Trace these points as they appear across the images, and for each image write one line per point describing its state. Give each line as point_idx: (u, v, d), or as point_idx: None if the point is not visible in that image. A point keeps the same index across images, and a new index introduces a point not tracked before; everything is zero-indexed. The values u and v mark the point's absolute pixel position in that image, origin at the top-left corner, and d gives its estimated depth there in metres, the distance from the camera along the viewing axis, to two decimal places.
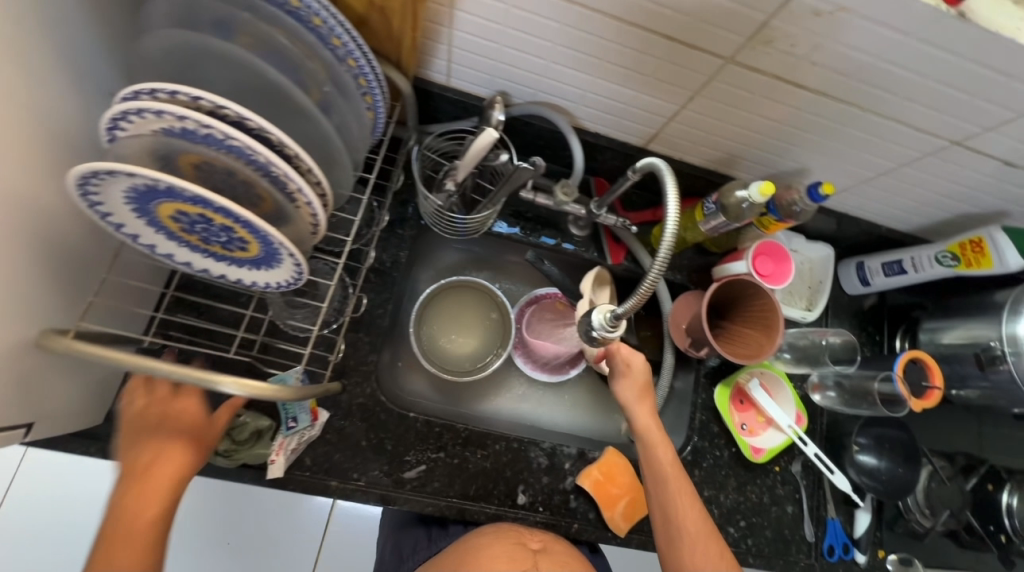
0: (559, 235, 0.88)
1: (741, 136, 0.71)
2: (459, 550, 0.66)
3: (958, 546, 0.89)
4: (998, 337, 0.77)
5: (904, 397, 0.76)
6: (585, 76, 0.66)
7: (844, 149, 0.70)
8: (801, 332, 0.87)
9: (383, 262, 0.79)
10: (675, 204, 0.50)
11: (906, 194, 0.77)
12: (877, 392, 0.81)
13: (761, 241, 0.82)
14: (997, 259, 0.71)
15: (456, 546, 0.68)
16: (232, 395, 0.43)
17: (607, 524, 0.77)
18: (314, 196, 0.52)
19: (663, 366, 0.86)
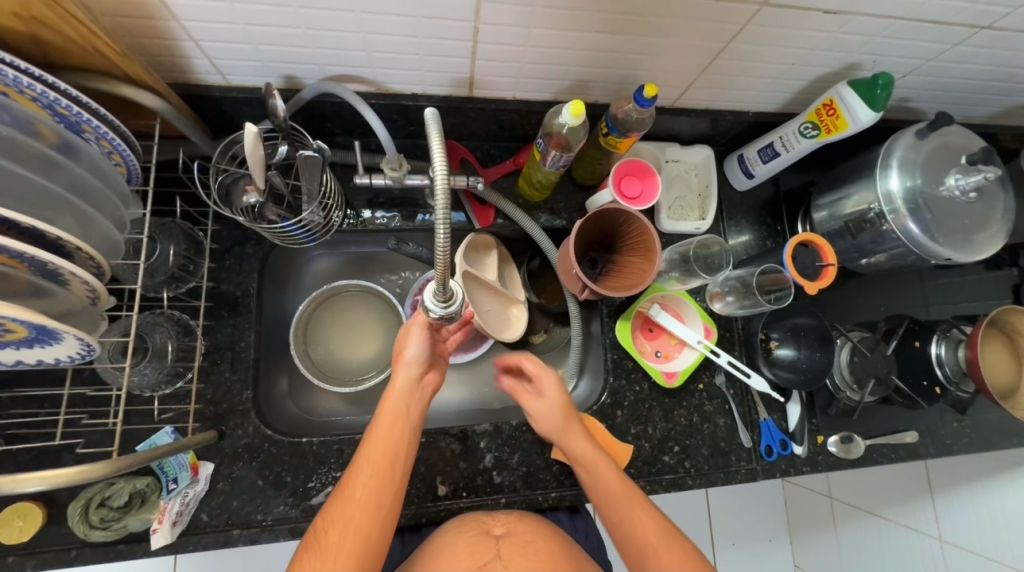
0: (423, 211, 0.82)
1: (556, 57, 0.65)
2: (425, 551, 0.67)
3: (894, 410, 0.90)
4: (875, 198, 0.73)
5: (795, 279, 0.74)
6: (356, 35, 0.58)
7: (663, 42, 0.63)
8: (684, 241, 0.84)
9: (233, 292, 0.73)
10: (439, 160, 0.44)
11: (752, 73, 0.71)
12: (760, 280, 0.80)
13: (622, 162, 0.76)
14: (850, 117, 0.67)
15: (424, 548, 0.68)
16: (44, 490, 0.43)
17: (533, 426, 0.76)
18: (88, 275, 0.50)
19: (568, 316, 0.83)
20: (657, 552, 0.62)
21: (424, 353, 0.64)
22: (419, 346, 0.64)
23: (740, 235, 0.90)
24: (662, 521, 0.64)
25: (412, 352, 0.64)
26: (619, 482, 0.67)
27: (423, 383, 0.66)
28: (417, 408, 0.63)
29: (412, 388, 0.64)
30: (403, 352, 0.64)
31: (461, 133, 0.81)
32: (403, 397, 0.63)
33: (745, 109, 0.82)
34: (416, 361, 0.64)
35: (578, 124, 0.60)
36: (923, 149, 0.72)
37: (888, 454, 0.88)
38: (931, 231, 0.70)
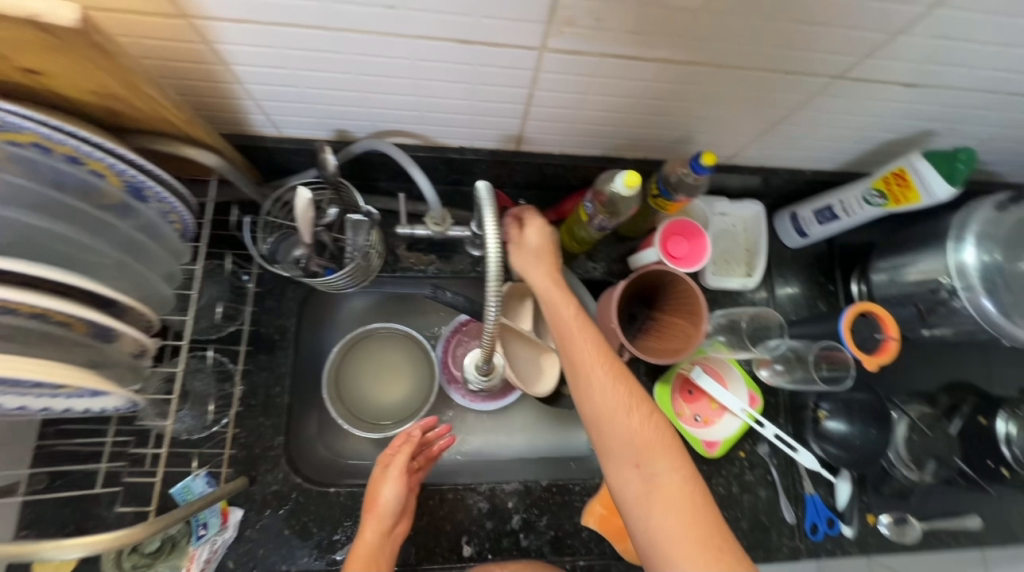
0: (461, 259, 0.82)
1: (610, 119, 0.63)
2: None
3: (956, 492, 0.83)
4: (946, 271, 0.68)
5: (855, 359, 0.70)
6: (410, 97, 0.58)
7: (723, 109, 0.61)
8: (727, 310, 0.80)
9: (272, 336, 0.74)
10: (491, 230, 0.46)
11: (814, 137, 0.68)
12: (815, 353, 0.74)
13: (670, 221, 0.73)
14: (922, 190, 0.63)
15: None
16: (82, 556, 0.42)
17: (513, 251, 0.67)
18: (139, 335, 0.52)
19: None
20: (626, 422, 0.54)
21: (396, 502, 0.62)
22: (395, 490, 0.63)
23: (790, 295, 0.86)
24: (638, 393, 0.56)
25: (385, 498, 0.62)
26: (590, 330, 0.59)
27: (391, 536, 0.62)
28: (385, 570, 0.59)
29: (381, 544, 0.60)
30: (375, 499, 0.62)
31: (504, 183, 0.80)
32: (372, 553, 0.58)
33: (802, 168, 0.78)
34: (388, 509, 0.62)
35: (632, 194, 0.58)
36: (1002, 224, 0.66)
37: (948, 540, 0.81)
38: (1009, 312, 0.64)
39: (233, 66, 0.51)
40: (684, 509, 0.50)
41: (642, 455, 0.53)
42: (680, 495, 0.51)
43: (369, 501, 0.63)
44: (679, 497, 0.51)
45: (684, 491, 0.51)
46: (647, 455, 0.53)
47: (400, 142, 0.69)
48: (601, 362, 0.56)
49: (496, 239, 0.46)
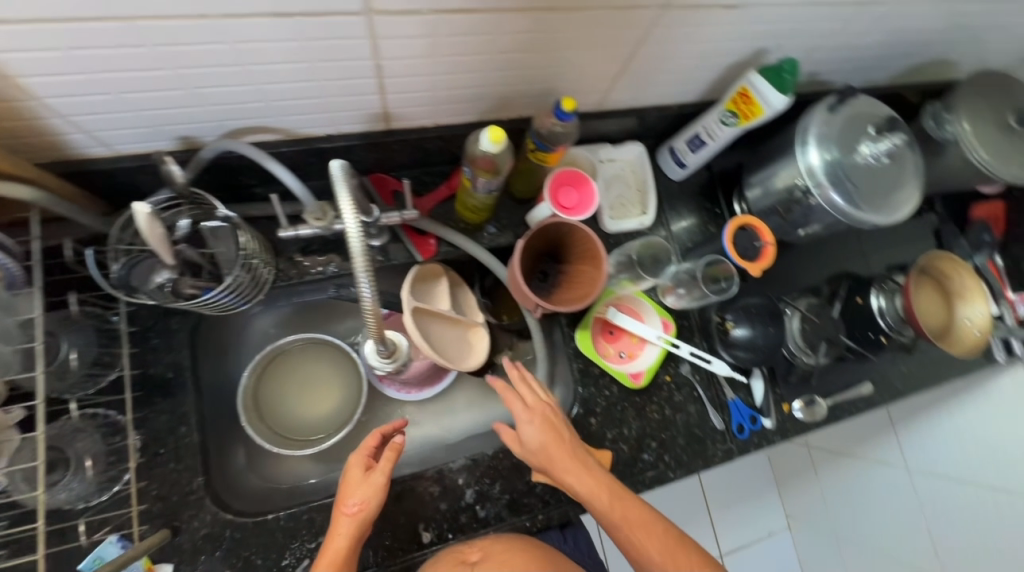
0: (361, 252, 0.78)
1: (470, 80, 0.62)
2: None
3: (848, 366, 0.94)
4: (800, 174, 0.76)
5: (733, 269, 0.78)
6: (247, 87, 0.54)
7: (575, 54, 0.62)
8: (621, 248, 0.85)
9: (166, 375, 0.68)
10: (349, 219, 0.44)
11: (667, 70, 0.71)
12: (702, 273, 0.82)
13: (556, 173, 0.75)
14: (764, 103, 0.68)
15: None
16: None
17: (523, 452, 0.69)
18: None
19: (531, 334, 0.81)
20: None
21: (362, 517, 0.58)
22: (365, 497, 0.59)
23: (684, 224, 0.91)
24: (639, 517, 0.63)
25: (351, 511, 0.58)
26: (602, 488, 0.65)
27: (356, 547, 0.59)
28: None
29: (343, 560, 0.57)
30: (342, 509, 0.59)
31: (388, 166, 0.77)
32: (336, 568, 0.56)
33: (668, 103, 0.82)
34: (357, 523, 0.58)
35: (501, 150, 0.58)
36: (836, 122, 0.75)
37: (849, 408, 0.92)
38: (853, 199, 0.73)
39: (16, 77, 0.44)
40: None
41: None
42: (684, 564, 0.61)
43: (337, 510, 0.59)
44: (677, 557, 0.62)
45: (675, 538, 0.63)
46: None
47: (258, 139, 0.64)
48: (598, 481, 0.65)
49: (355, 219, 0.45)
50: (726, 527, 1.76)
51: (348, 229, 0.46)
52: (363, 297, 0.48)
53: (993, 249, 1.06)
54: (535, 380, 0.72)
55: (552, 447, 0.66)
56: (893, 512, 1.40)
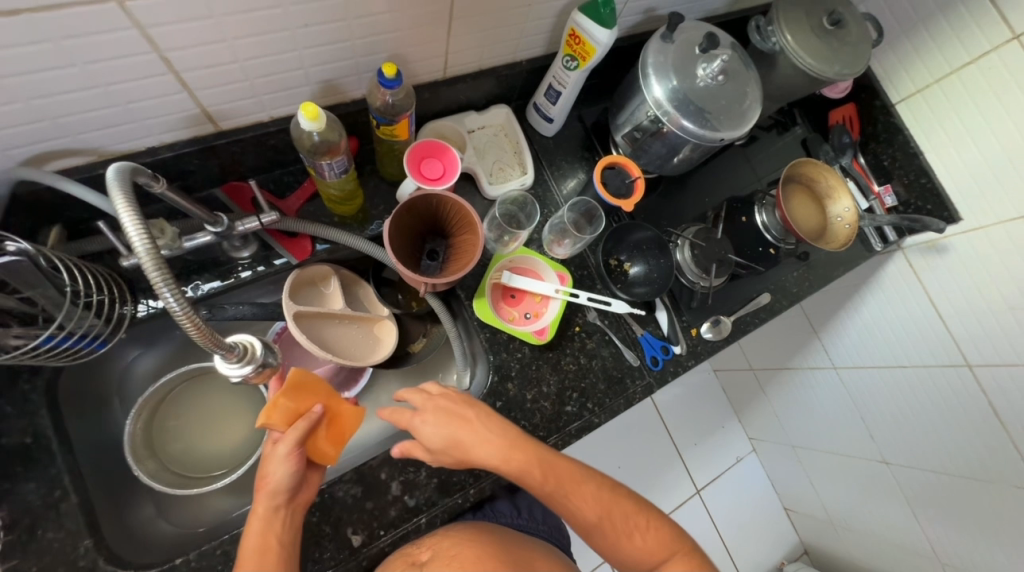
0: (229, 267, 0.74)
1: (283, 64, 0.59)
2: None
3: (745, 281, 1.00)
4: (649, 106, 0.78)
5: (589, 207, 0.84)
6: (16, 105, 0.49)
7: (388, 19, 0.60)
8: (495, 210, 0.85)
9: (21, 441, 0.62)
10: (126, 221, 0.41)
11: (497, 24, 0.71)
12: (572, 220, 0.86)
13: (413, 146, 0.73)
14: (592, 41, 0.70)
15: None
16: None
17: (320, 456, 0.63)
18: None
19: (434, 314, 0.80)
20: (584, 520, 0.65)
21: (291, 479, 0.58)
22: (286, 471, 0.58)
23: (565, 177, 0.93)
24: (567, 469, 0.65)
25: (279, 477, 0.57)
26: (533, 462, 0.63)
27: (291, 506, 0.60)
28: (287, 537, 0.58)
29: (279, 516, 0.58)
30: (267, 478, 0.57)
31: (238, 172, 0.73)
32: (268, 530, 0.56)
33: (517, 60, 0.83)
34: (282, 487, 0.58)
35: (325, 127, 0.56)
36: (671, 51, 0.78)
37: (754, 321, 0.98)
38: (701, 121, 0.77)
39: None
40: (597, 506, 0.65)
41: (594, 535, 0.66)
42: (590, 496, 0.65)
43: (263, 481, 0.58)
44: (591, 496, 0.65)
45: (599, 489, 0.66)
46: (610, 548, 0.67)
47: (67, 165, 0.59)
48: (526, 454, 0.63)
49: (136, 225, 0.41)
50: (696, 462, 1.84)
51: (135, 237, 0.42)
52: (174, 310, 0.44)
53: (854, 149, 1.16)
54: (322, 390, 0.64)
55: (462, 433, 0.63)
56: (832, 410, 1.50)
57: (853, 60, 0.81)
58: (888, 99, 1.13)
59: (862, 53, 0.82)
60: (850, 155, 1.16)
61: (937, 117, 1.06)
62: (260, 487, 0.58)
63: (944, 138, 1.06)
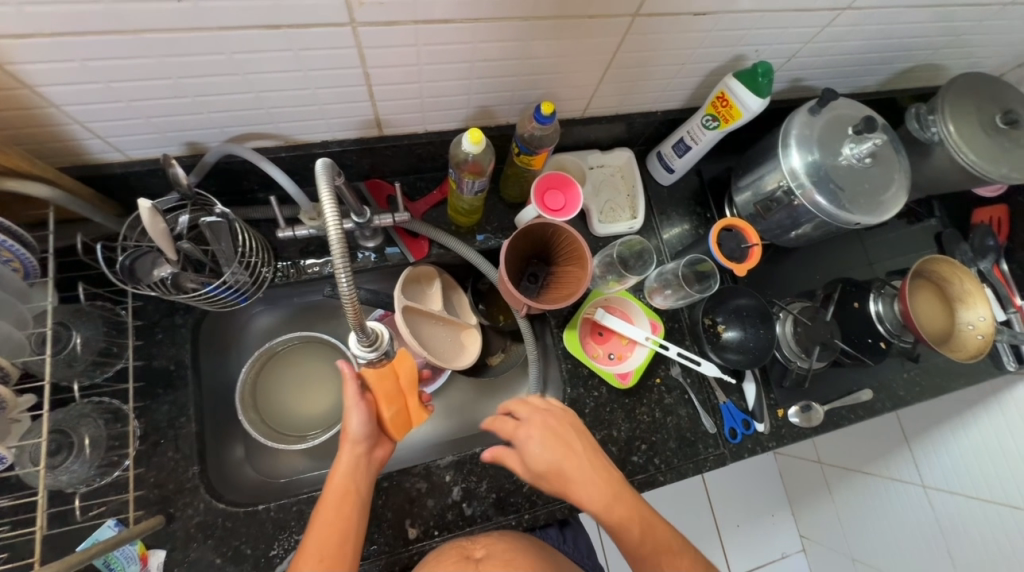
0: (355, 252, 0.82)
1: (454, 88, 0.66)
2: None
3: (847, 371, 0.93)
4: (783, 175, 0.77)
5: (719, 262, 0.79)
6: (247, 94, 0.58)
7: (554, 61, 0.65)
8: (605, 250, 0.87)
9: (167, 366, 0.72)
10: (328, 209, 0.45)
11: (647, 77, 0.74)
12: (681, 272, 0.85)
13: (542, 176, 0.78)
14: (741, 106, 0.71)
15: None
16: None
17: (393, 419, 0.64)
18: None
19: (523, 335, 0.83)
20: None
21: (366, 431, 0.61)
22: (362, 421, 0.61)
23: (674, 227, 0.93)
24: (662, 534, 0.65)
25: (355, 426, 0.60)
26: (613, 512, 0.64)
27: (368, 461, 0.62)
28: (364, 488, 0.60)
29: (358, 464, 0.60)
30: (347, 428, 0.60)
31: (383, 171, 0.81)
32: (347, 478, 0.59)
33: (653, 110, 0.85)
34: (359, 437, 0.61)
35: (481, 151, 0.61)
36: (816, 125, 0.76)
37: (849, 415, 0.90)
38: (837, 200, 0.74)
39: (41, 87, 0.50)
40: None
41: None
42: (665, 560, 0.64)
43: (343, 431, 0.61)
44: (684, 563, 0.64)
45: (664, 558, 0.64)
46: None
47: (260, 146, 0.69)
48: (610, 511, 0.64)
49: (333, 213, 0.47)
50: (736, 544, 1.71)
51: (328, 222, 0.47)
52: (342, 287, 0.48)
53: (997, 254, 1.05)
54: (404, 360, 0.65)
55: (567, 464, 0.65)
56: (913, 532, 1.33)
57: None
58: None
59: None
60: (991, 260, 1.05)
61: None
62: (342, 436, 0.61)
63: None
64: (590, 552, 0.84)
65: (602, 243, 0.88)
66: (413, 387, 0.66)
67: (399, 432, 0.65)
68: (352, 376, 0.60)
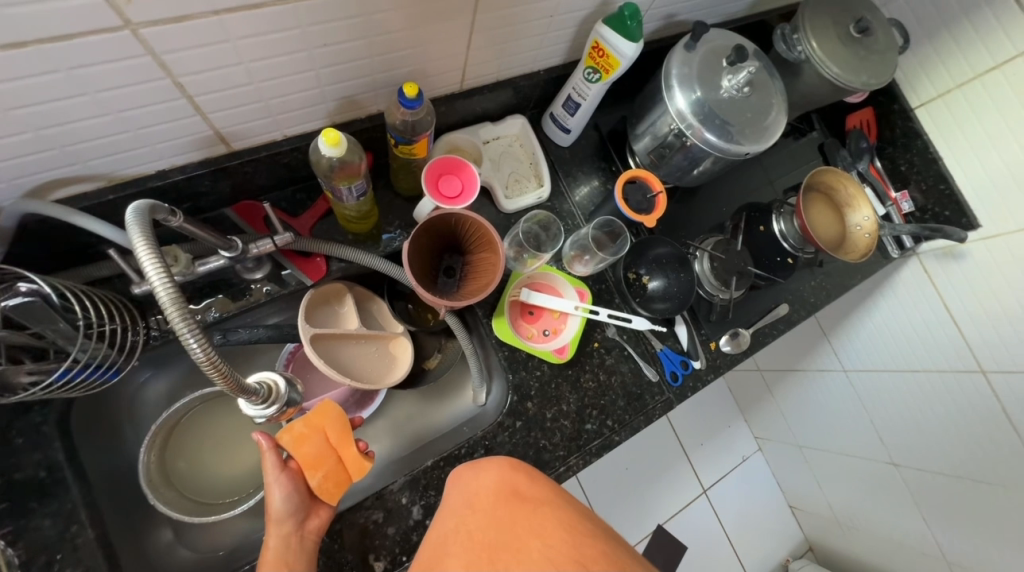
0: (241, 288, 0.72)
1: (300, 83, 0.57)
2: None
3: (765, 292, 0.98)
4: (672, 118, 0.76)
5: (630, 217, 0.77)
6: (24, 136, 0.46)
7: (408, 35, 0.58)
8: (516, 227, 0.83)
9: (34, 475, 0.60)
10: (152, 269, 0.39)
11: (518, 35, 0.69)
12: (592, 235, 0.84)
13: (431, 163, 0.71)
14: (616, 54, 0.67)
15: None
16: None
17: (323, 486, 0.61)
18: None
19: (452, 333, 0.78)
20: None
21: (289, 505, 0.58)
22: (284, 495, 0.58)
23: (583, 188, 0.91)
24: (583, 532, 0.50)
25: (276, 502, 0.58)
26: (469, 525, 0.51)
27: (302, 534, 0.58)
28: (301, 566, 0.56)
29: (289, 543, 0.57)
30: (269, 507, 0.58)
31: (250, 190, 0.70)
32: (279, 560, 0.55)
33: (535, 70, 0.80)
34: (283, 513, 0.58)
35: (344, 152, 0.54)
36: (695, 62, 0.75)
37: (772, 332, 0.96)
38: (725, 134, 0.75)
39: None
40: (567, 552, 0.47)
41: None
42: (549, 525, 0.50)
43: (269, 513, 0.58)
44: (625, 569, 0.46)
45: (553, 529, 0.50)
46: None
47: (75, 193, 0.56)
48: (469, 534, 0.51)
49: (161, 272, 0.39)
50: (702, 461, 1.85)
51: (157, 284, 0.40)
52: (196, 353, 0.41)
53: (871, 154, 1.14)
54: (325, 421, 0.64)
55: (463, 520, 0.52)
56: (841, 412, 1.51)
57: (880, 69, 0.79)
58: (907, 103, 1.11)
59: (889, 62, 0.80)
60: (866, 160, 1.14)
61: (956, 122, 1.04)
62: (267, 518, 0.58)
63: (964, 143, 1.04)
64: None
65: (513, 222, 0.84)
66: (341, 443, 0.64)
67: (334, 494, 0.61)
68: (269, 447, 0.59)
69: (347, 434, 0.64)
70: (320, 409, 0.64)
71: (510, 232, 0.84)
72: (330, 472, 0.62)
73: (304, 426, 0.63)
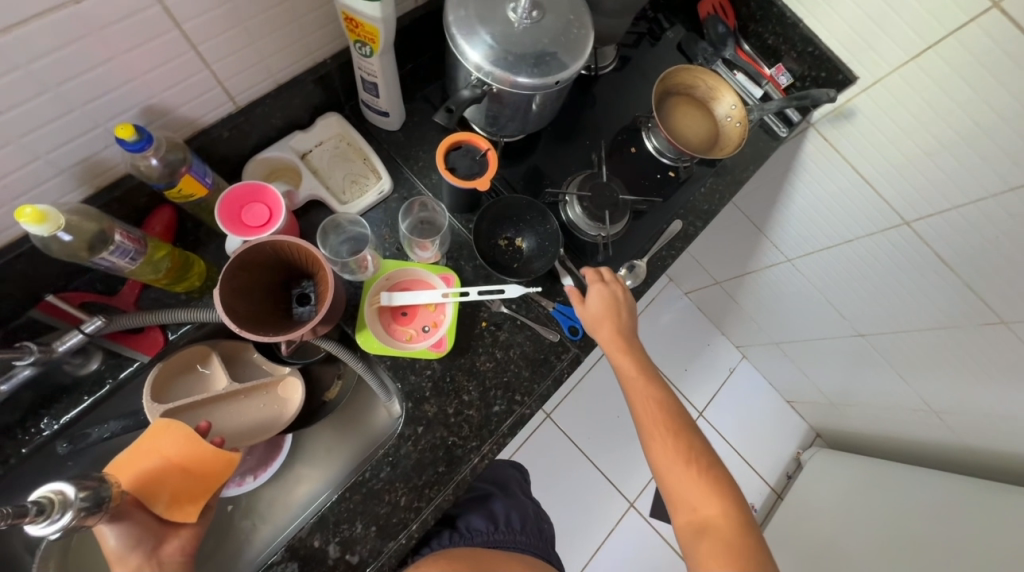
0: (78, 388, 0.67)
1: (9, 161, 0.51)
2: None
3: (653, 214, 0.92)
4: (471, 70, 0.69)
5: (456, 185, 0.71)
6: None
7: (105, 72, 0.51)
8: (324, 228, 0.77)
9: None
10: None
11: (261, 33, 0.62)
12: (413, 220, 0.81)
13: (225, 194, 0.65)
14: (366, 20, 0.60)
15: None
16: None
17: (176, 504, 0.57)
18: None
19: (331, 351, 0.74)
20: (663, 445, 0.70)
21: (127, 537, 0.53)
22: (119, 530, 0.53)
23: (428, 167, 0.84)
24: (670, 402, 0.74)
25: (111, 544, 0.53)
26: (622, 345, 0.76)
27: (158, 561, 0.54)
28: None
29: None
30: (106, 548, 0.53)
31: (51, 285, 0.65)
32: None
33: (320, 61, 0.73)
34: (123, 549, 0.53)
35: (58, 222, 0.49)
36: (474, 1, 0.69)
37: (671, 253, 0.92)
38: (529, 69, 0.68)
39: None
40: (728, 542, 0.63)
41: (705, 511, 0.66)
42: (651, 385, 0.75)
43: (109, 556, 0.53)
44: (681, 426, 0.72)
45: (659, 398, 0.74)
46: (717, 512, 0.65)
47: None
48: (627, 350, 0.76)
49: None
50: (690, 387, 1.85)
51: None
52: None
53: (734, 38, 1.08)
54: (169, 430, 0.60)
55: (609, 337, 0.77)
56: (800, 300, 1.47)
57: None
58: None
59: None
60: (732, 45, 1.07)
61: None
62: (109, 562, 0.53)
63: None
64: (524, 523, 0.86)
65: (321, 240, 0.77)
66: (189, 450, 0.60)
67: (190, 510, 0.57)
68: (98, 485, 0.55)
69: (190, 437, 0.60)
70: (157, 427, 0.60)
71: (330, 241, 0.78)
72: (185, 490, 0.58)
73: (138, 450, 0.59)
